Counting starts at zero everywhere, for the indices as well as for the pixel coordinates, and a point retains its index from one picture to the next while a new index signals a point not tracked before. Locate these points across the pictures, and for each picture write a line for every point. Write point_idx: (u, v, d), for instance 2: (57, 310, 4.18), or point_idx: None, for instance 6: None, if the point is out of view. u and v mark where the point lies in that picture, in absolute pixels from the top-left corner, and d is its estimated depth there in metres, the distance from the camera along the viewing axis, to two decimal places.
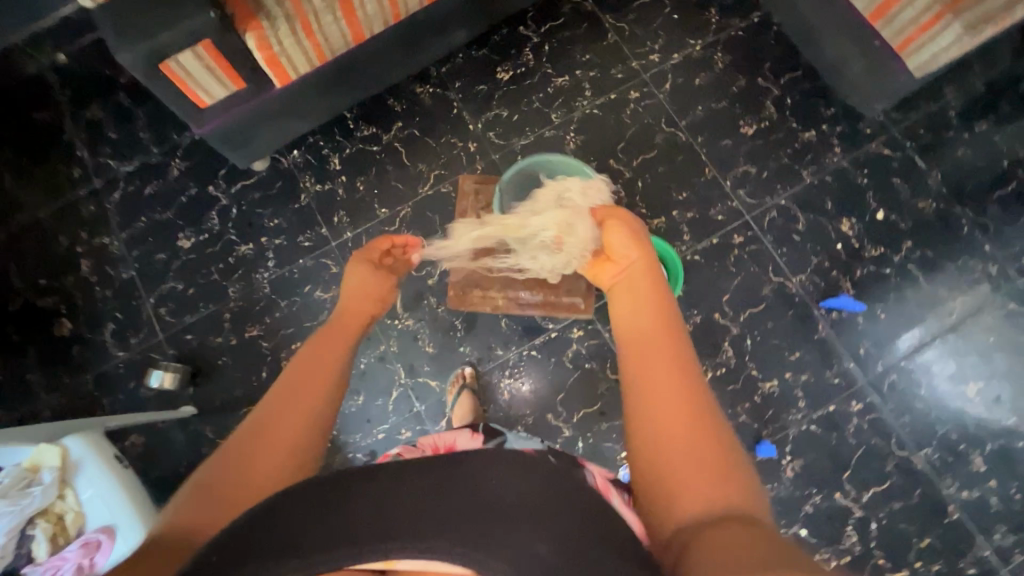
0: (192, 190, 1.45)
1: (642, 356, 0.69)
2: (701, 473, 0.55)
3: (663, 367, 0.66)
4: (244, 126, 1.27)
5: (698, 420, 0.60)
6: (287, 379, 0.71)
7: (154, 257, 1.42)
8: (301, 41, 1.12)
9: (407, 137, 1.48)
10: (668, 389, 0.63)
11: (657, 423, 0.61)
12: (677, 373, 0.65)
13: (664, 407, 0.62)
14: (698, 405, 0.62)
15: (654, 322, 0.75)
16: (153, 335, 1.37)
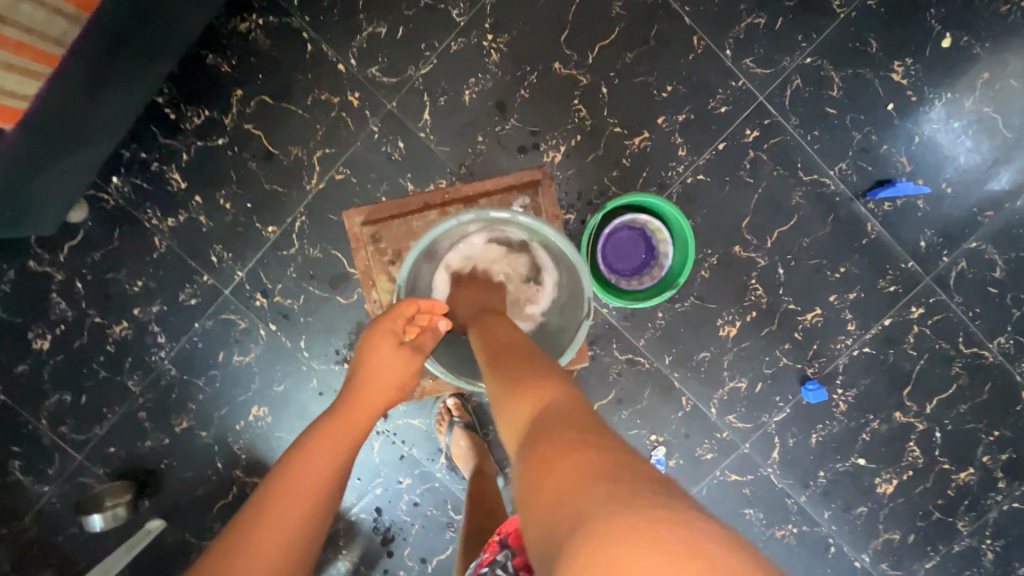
0: (11, 272, 1.04)
1: (497, 350, 0.68)
2: (541, 399, 0.53)
3: (508, 357, 0.65)
4: (15, 203, 0.85)
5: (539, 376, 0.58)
6: (237, 539, 0.48)
7: (11, 371, 1.07)
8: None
9: (258, 110, 1.02)
10: (513, 366, 0.62)
11: (506, 394, 0.58)
12: (520, 355, 0.65)
13: (510, 380, 0.59)
14: (539, 368, 0.60)
15: (499, 327, 0.74)
16: (69, 460, 1.09)
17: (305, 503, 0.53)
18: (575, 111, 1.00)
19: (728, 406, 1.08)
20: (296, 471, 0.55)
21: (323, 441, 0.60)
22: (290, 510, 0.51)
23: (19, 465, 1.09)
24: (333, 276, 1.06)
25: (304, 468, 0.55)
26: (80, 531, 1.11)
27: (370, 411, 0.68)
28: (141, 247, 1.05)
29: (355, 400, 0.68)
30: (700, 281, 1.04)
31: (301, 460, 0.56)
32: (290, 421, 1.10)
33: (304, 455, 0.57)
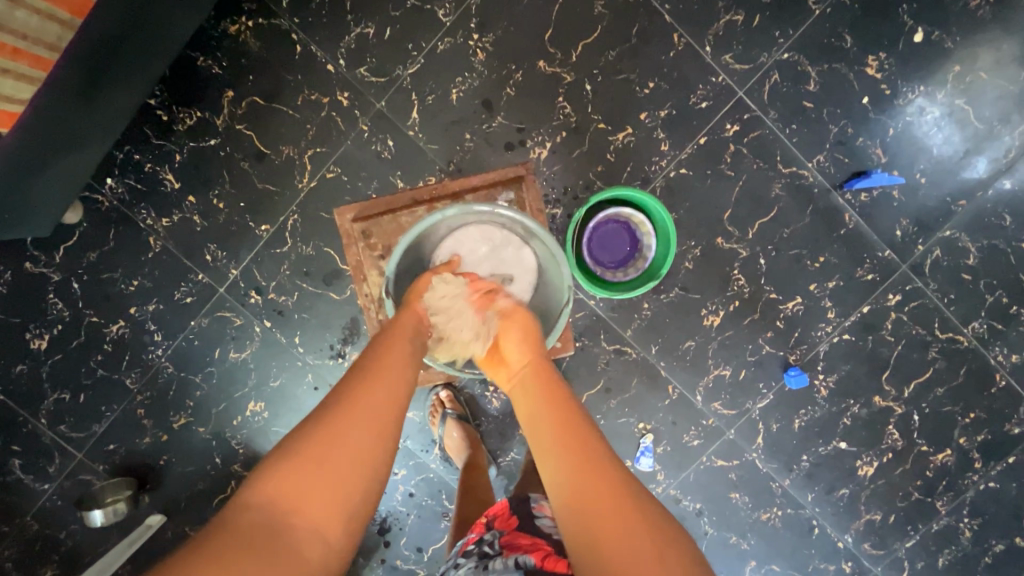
0: (9, 274, 1.06)
1: (566, 443, 0.62)
2: (629, 528, 0.53)
3: (588, 462, 0.59)
4: (11, 206, 0.87)
5: (638, 515, 0.54)
6: (318, 437, 0.52)
7: (11, 372, 1.09)
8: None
9: (249, 111, 1.03)
10: (600, 489, 0.56)
11: (600, 536, 0.53)
12: (599, 460, 0.59)
13: (602, 515, 0.54)
14: (629, 493, 0.56)
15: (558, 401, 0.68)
16: (70, 457, 1.11)
17: (378, 413, 0.57)
18: (561, 108, 1.03)
19: (713, 393, 1.11)
20: (368, 387, 0.59)
21: (385, 362, 0.63)
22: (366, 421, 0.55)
23: (20, 463, 1.11)
24: (326, 272, 1.08)
25: (373, 386, 0.59)
26: (82, 527, 1.13)
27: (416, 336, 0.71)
28: (136, 248, 1.07)
29: (409, 334, 0.71)
30: (684, 272, 1.07)
31: (377, 373, 0.61)
32: (286, 415, 1.12)
33: (371, 372, 0.61)
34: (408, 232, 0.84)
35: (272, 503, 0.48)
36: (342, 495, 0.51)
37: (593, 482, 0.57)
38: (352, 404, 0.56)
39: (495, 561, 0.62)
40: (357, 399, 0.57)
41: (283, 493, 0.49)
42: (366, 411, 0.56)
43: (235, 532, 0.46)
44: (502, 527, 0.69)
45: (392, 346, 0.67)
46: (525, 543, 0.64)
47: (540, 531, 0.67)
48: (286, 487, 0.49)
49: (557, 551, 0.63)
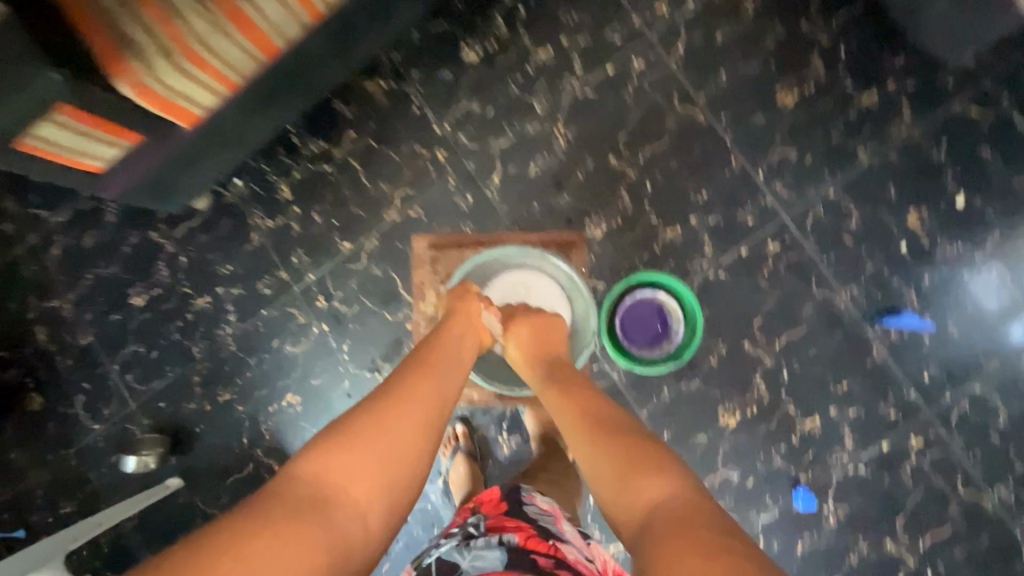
0: (135, 238, 1.27)
1: (578, 427, 0.72)
2: (659, 484, 0.59)
3: (595, 439, 0.69)
4: (164, 179, 1.08)
5: (641, 460, 0.63)
6: (361, 437, 0.60)
7: (109, 317, 1.27)
8: (183, 67, 0.84)
9: (362, 150, 1.24)
10: (613, 455, 0.65)
11: (611, 480, 0.63)
12: (604, 421, 0.71)
13: (613, 479, 0.63)
14: (632, 442, 0.67)
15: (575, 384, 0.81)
16: (125, 404, 1.25)
17: (410, 435, 0.64)
18: (620, 199, 1.17)
19: (717, 495, 1.11)
20: (409, 384, 0.70)
21: (428, 371, 0.74)
22: (408, 413, 0.65)
23: (85, 398, 1.26)
24: (385, 293, 1.22)
25: (406, 393, 0.68)
26: (116, 470, 1.25)
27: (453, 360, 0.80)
28: (240, 239, 1.26)
29: (452, 346, 0.82)
30: (707, 367, 1.13)
31: (423, 368, 0.74)
32: (316, 413, 1.23)
33: (405, 385, 0.70)
34: (467, 263, 1.00)
35: (323, 478, 0.56)
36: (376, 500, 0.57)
37: (616, 445, 0.66)
38: (391, 415, 0.64)
39: (477, 541, 0.64)
40: (395, 403, 0.65)
41: (329, 460, 0.57)
42: (393, 424, 0.63)
43: (289, 492, 0.53)
44: (487, 511, 0.72)
45: (433, 353, 0.78)
46: (510, 525, 0.67)
47: (527, 516, 0.70)
48: (332, 453, 0.58)
49: (540, 535, 0.65)
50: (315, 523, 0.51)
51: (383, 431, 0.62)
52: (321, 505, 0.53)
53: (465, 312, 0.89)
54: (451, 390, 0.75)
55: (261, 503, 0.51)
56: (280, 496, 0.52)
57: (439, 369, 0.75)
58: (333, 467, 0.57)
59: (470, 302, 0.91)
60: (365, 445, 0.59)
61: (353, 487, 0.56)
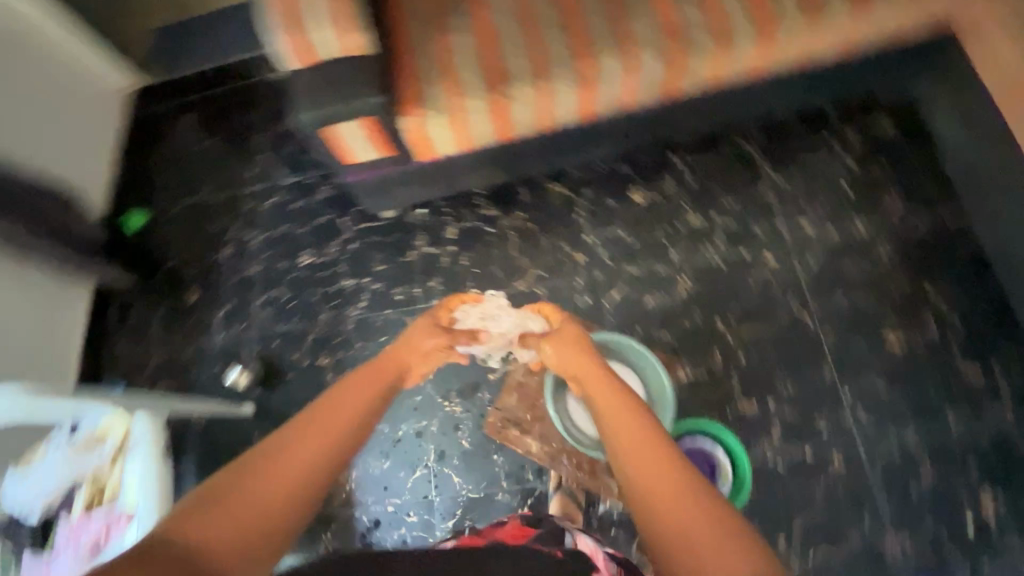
0: (327, 216, 1.60)
1: (649, 475, 0.78)
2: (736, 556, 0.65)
3: (668, 489, 0.75)
4: (382, 186, 1.41)
5: (684, 499, 0.74)
6: (229, 488, 0.69)
7: (278, 262, 1.58)
8: (445, 118, 1.18)
9: (522, 229, 1.50)
10: (661, 482, 0.76)
11: (682, 533, 0.70)
12: (674, 475, 0.77)
13: (659, 504, 0.75)
14: (702, 506, 0.73)
15: (624, 405, 0.91)
16: (251, 329, 1.54)
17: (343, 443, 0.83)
18: (712, 357, 1.33)
19: None
20: (296, 430, 0.80)
21: (316, 414, 0.85)
22: (296, 464, 0.75)
23: (229, 311, 1.56)
24: None
25: (303, 444, 0.78)
26: (219, 376, 1.50)
27: (376, 387, 0.97)
28: (399, 251, 1.54)
29: (345, 391, 0.92)
30: None
31: (316, 412, 0.85)
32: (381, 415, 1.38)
33: (292, 427, 0.80)
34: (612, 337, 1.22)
35: (196, 526, 0.64)
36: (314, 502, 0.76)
37: (688, 507, 0.72)
38: (270, 466, 0.73)
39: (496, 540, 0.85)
40: (283, 453, 0.75)
41: (199, 513, 0.65)
42: (303, 454, 0.77)
43: (157, 541, 0.62)
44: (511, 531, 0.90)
45: (333, 398, 0.90)
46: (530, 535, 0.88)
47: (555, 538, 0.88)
48: (204, 506, 0.66)
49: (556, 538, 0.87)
50: (187, 558, 0.60)
51: (273, 485, 0.71)
52: (192, 549, 0.62)
53: (388, 368, 1.04)
54: (352, 434, 0.85)
55: (146, 550, 0.60)
56: (154, 541, 0.61)
57: (335, 416, 0.85)
58: (204, 520, 0.65)
59: (408, 352, 1.10)
60: (281, 474, 0.73)
61: (229, 535, 0.65)
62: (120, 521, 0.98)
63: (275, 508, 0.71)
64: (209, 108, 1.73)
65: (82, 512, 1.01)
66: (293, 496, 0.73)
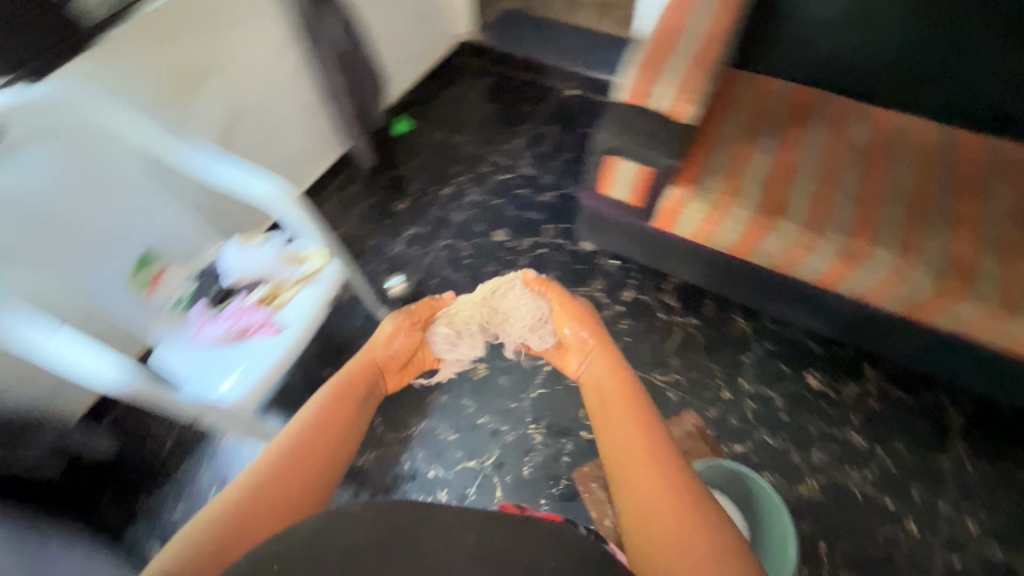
0: (537, 215, 1.74)
1: (619, 448, 0.77)
2: (683, 531, 0.64)
3: (632, 464, 0.74)
4: (604, 224, 1.50)
5: (667, 487, 0.69)
6: (269, 462, 0.72)
7: (477, 224, 1.75)
8: (704, 209, 1.25)
9: (689, 334, 1.51)
10: (646, 484, 0.71)
11: (635, 493, 0.71)
12: (646, 445, 0.76)
13: (640, 505, 0.70)
14: (663, 469, 0.72)
15: (628, 409, 0.81)
16: (423, 258, 1.69)
17: (335, 443, 0.79)
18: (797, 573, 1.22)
19: None
20: (310, 408, 0.83)
21: (333, 394, 0.87)
22: (313, 435, 0.78)
23: (417, 233, 1.74)
24: None
25: (317, 417, 0.81)
26: (377, 275, 1.67)
27: (358, 396, 0.91)
28: (574, 279, 1.62)
29: (357, 370, 0.96)
30: None
31: (329, 392, 0.87)
32: (474, 395, 1.43)
33: (306, 412, 0.82)
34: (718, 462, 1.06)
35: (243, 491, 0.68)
36: (331, 469, 0.77)
37: (647, 468, 0.72)
38: (290, 442, 0.76)
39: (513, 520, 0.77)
40: (304, 430, 0.79)
41: (253, 479, 0.69)
42: (302, 433, 0.78)
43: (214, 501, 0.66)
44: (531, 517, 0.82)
45: (345, 375, 0.93)
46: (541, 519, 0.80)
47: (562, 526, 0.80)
48: (256, 470, 0.71)
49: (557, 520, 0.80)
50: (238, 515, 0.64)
51: (292, 459, 0.74)
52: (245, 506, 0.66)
53: (388, 348, 1.07)
54: (354, 405, 0.88)
55: (212, 508, 0.65)
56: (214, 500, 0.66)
57: (348, 394, 0.89)
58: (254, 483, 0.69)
59: (386, 345, 1.07)
60: (288, 466, 0.73)
61: (269, 490, 0.69)
62: (268, 328, 1.14)
63: (299, 494, 0.71)
64: (507, 91, 2.06)
65: (252, 301, 1.17)
66: (305, 479, 0.73)
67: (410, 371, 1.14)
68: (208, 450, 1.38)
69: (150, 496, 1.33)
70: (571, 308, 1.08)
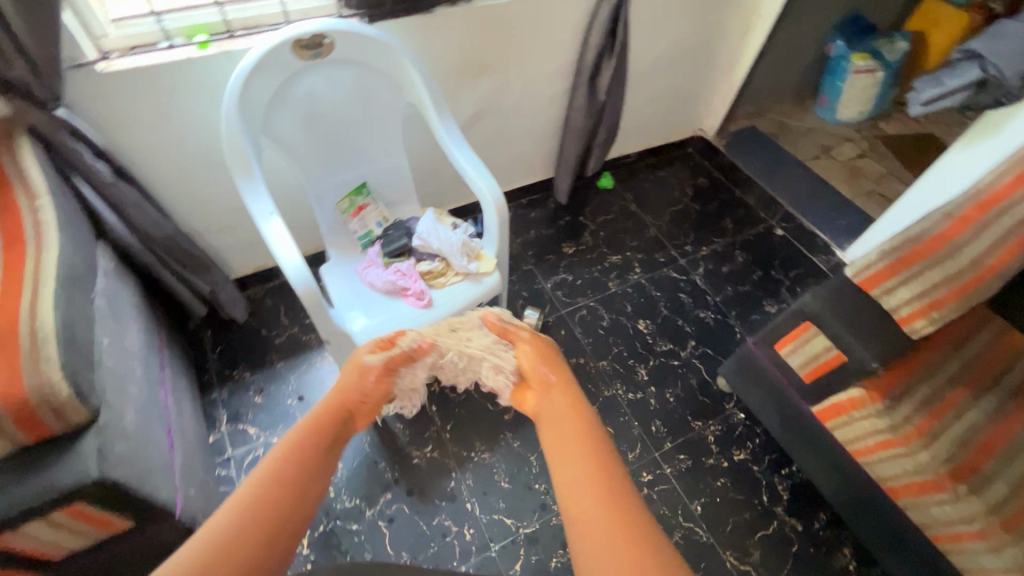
0: (688, 327, 1.67)
1: (557, 474, 0.55)
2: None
3: (578, 483, 0.52)
4: (757, 376, 1.38)
5: (628, 530, 0.48)
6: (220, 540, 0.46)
7: (627, 303, 1.71)
8: (878, 430, 1.10)
9: (785, 536, 1.33)
10: (590, 513, 0.49)
11: (582, 522, 0.49)
12: (593, 463, 0.54)
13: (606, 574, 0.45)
14: (614, 490, 0.51)
15: (575, 423, 0.59)
16: (564, 305, 1.69)
17: (307, 508, 0.52)
18: None
19: None
20: (278, 452, 0.54)
21: (308, 436, 0.58)
22: (288, 494, 0.51)
23: (570, 281, 1.75)
24: None
25: (292, 461, 0.54)
26: (517, 298, 1.70)
27: (338, 431, 0.61)
28: (694, 409, 1.51)
29: (338, 395, 0.68)
30: None
31: (309, 430, 0.59)
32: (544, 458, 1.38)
33: (278, 454, 0.54)
34: None
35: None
36: (308, 508, 0.52)
37: (593, 486, 0.51)
38: (256, 507, 0.49)
39: None
40: (272, 481, 0.51)
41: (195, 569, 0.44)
42: (272, 483, 0.51)
43: None
44: None
45: (323, 405, 0.64)
46: None
47: None
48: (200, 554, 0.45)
49: None
50: None
51: (252, 532, 0.47)
52: None
53: (354, 385, 0.71)
54: (334, 454, 0.59)
55: None
56: None
57: (326, 433, 0.60)
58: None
59: (367, 379, 0.74)
60: (243, 538, 0.47)
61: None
62: (419, 299, 1.20)
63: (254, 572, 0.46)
64: (719, 200, 2.00)
65: (419, 270, 1.24)
66: (271, 546, 0.48)
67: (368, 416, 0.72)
68: (307, 363, 1.48)
69: (245, 373, 1.45)
70: (535, 343, 0.78)
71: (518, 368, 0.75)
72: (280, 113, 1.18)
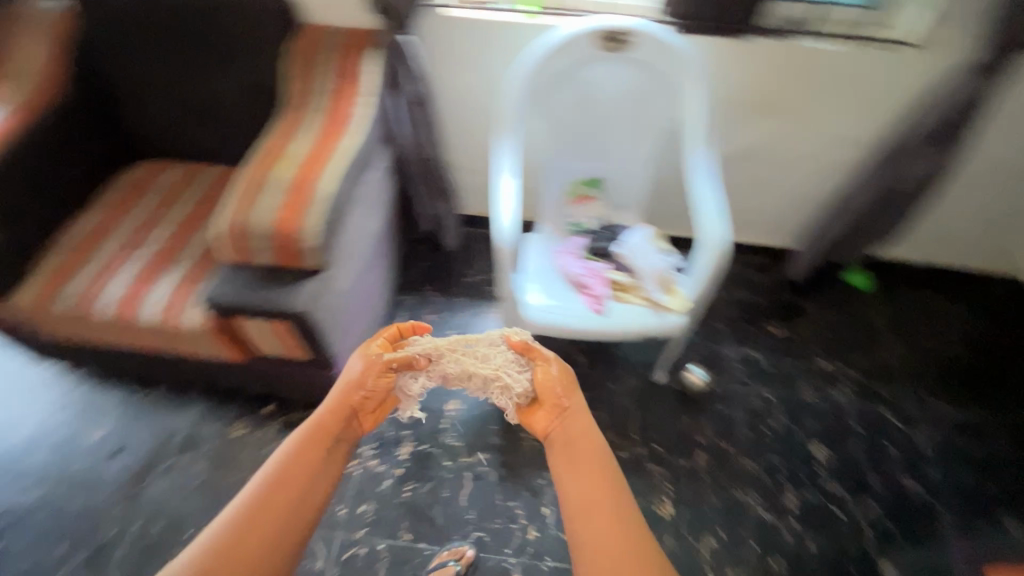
0: (875, 485, 1.35)
1: (575, 495, 0.71)
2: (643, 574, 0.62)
3: (596, 503, 0.69)
4: None
5: (628, 537, 0.66)
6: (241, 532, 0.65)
7: (813, 417, 1.45)
8: None
9: None
10: (604, 523, 0.67)
11: (594, 529, 0.67)
12: (606, 487, 0.71)
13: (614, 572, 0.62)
14: (621, 504, 0.69)
15: (589, 451, 0.76)
16: (738, 382, 1.51)
17: (310, 503, 0.71)
18: None
19: None
20: (285, 462, 0.73)
21: (307, 451, 0.75)
22: (288, 497, 0.69)
23: (758, 361, 1.55)
24: None
25: (293, 471, 0.72)
26: (692, 350, 1.57)
27: (334, 441, 0.78)
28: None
29: (343, 399, 0.83)
30: None
31: (305, 440, 0.76)
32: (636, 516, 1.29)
33: (283, 463, 0.73)
34: None
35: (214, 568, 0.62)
36: (310, 504, 0.71)
37: (605, 506, 0.69)
38: (265, 510, 0.67)
39: None
40: (276, 489, 0.69)
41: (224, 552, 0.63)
42: (279, 491, 0.70)
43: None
44: None
45: (326, 413, 0.81)
46: None
47: None
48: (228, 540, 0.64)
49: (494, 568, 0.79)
50: None
51: (266, 527, 0.66)
52: None
53: (362, 386, 0.86)
54: (328, 462, 0.76)
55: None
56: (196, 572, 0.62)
57: (323, 445, 0.77)
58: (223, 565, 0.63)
59: (374, 373, 0.88)
60: (257, 531, 0.66)
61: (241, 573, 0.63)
62: (595, 302, 1.20)
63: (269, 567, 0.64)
64: (997, 368, 1.56)
65: (609, 275, 1.24)
66: (278, 535, 0.66)
67: (377, 415, 0.89)
68: (479, 309, 1.62)
69: (432, 292, 1.66)
70: (554, 373, 0.90)
71: (535, 390, 0.90)
72: (562, 91, 1.27)
